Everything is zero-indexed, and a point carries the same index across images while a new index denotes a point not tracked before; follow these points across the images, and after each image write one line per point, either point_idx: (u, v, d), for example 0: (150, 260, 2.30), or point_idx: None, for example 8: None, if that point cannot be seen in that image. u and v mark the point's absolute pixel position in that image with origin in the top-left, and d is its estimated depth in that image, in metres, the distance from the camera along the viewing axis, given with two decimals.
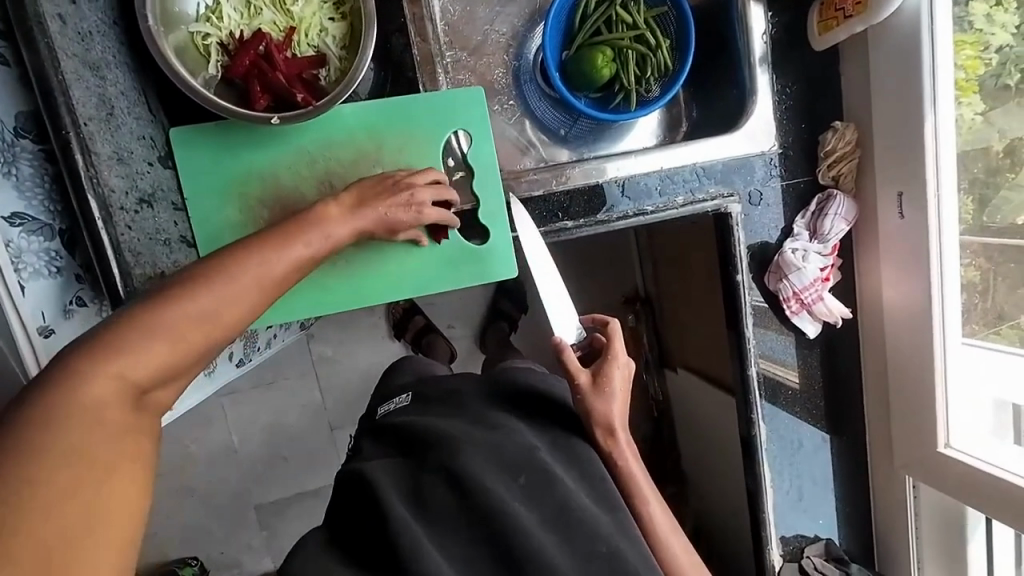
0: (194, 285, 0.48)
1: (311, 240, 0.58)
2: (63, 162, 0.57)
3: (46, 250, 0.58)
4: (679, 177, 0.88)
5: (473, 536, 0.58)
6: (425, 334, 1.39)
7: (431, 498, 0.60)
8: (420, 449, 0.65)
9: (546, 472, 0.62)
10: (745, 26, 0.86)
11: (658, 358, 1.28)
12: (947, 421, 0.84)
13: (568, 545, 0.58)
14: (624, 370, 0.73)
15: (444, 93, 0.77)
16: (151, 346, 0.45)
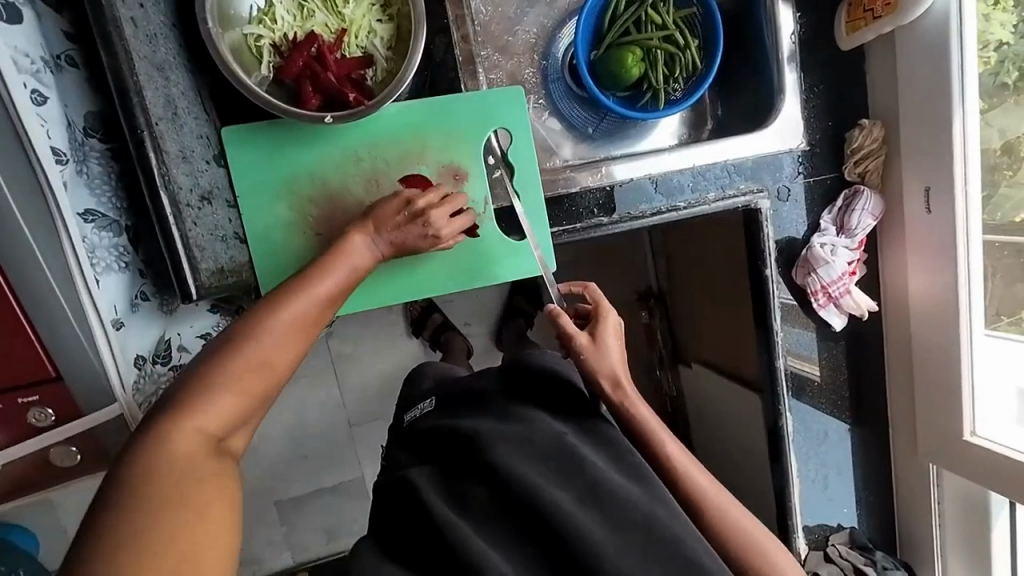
0: (239, 343, 0.51)
1: (335, 274, 0.60)
2: (138, 160, 0.60)
3: (115, 246, 0.60)
4: (711, 174, 0.90)
5: (516, 522, 0.60)
6: (444, 332, 1.42)
7: (469, 493, 0.62)
8: (455, 450, 0.67)
9: (575, 453, 0.64)
10: (774, 27, 0.89)
11: (671, 354, 1.27)
12: (974, 409, 0.86)
13: (607, 521, 0.59)
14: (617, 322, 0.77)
15: (485, 93, 0.79)
16: (213, 403, 0.48)
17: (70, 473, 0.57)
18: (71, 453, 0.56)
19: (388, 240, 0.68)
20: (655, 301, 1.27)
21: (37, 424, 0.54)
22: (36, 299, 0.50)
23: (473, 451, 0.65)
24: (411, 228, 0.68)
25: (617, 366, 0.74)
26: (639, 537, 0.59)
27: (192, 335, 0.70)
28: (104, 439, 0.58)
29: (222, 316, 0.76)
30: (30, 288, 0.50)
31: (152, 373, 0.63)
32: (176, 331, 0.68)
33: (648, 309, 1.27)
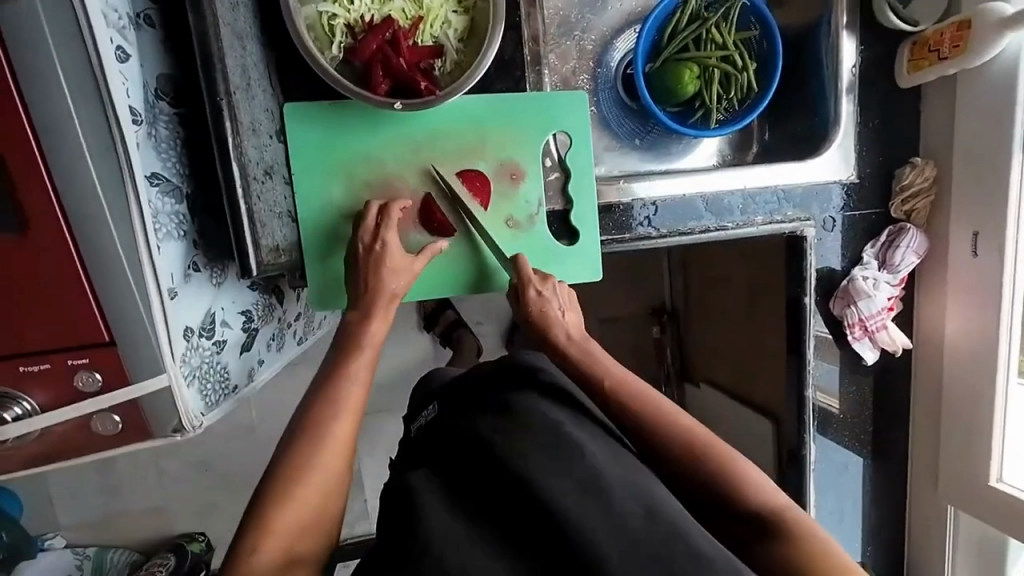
0: (303, 449, 0.58)
1: (366, 351, 0.66)
2: (215, 128, 0.56)
3: (176, 214, 0.58)
4: (760, 199, 0.90)
5: (503, 512, 0.54)
6: (455, 329, 1.39)
7: (462, 483, 0.58)
8: (448, 448, 0.63)
9: (572, 440, 0.58)
10: (836, 59, 0.90)
11: (680, 372, 1.30)
12: (1002, 455, 0.86)
13: (607, 516, 0.51)
14: (544, 289, 0.75)
15: (549, 94, 0.79)
16: (290, 515, 0.55)
17: (104, 439, 0.55)
18: (113, 422, 0.54)
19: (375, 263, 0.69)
20: (668, 318, 1.29)
21: (84, 389, 0.53)
22: (98, 257, 0.50)
23: (467, 440, 0.62)
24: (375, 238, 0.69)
25: (552, 330, 0.74)
26: (640, 534, 0.50)
27: (234, 310, 0.69)
28: (149, 415, 0.55)
29: (259, 293, 0.76)
30: (92, 245, 0.50)
31: (198, 346, 0.60)
32: (220, 307, 0.66)
33: (661, 325, 1.30)
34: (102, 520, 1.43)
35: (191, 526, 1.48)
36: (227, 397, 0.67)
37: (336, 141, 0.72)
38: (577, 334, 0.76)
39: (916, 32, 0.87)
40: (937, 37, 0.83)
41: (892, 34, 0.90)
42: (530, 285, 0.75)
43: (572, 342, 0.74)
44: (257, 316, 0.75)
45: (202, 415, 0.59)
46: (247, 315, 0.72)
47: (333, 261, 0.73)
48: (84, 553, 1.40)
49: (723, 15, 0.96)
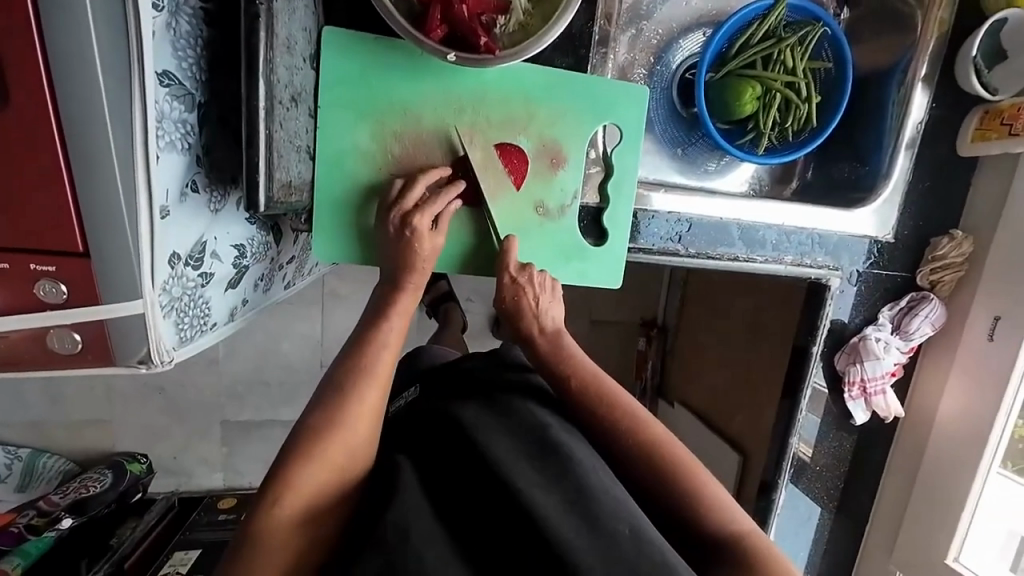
0: (329, 411, 0.55)
1: (395, 320, 0.63)
2: (247, 37, 0.49)
3: (183, 122, 0.51)
4: (795, 239, 0.87)
5: (483, 515, 0.51)
6: (443, 301, 1.30)
7: (441, 476, 0.54)
8: (432, 436, 0.59)
9: (559, 447, 0.54)
10: (903, 111, 0.86)
11: (656, 388, 1.42)
12: (965, 536, 0.87)
13: (592, 535, 0.47)
14: (520, 276, 0.70)
15: (609, 82, 0.73)
16: (308, 477, 0.52)
17: (56, 357, 0.49)
18: (72, 341, 0.48)
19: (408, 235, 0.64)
20: (657, 332, 1.41)
21: (46, 299, 0.47)
22: (86, 153, 0.44)
23: (449, 430, 0.58)
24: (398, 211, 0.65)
25: (522, 322, 0.69)
26: (627, 556, 0.46)
27: (227, 242, 0.62)
28: (115, 342, 0.49)
29: (257, 228, 0.69)
30: (82, 138, 0.43)
31: (183, 276, 0.54)
32: (213, 237, 0.59)
33: (647, 337, 1.42)
34: (40, 424, 1.36)
35: (133, 447, 1.42)
36: (204, 334, 0.61)
37: (375, 86, 0.66)
38: (551, 326, 0.70)
39: (990, 101, 0.84)
40: (1013, 111, 0.80)
41: (963, 99, 0.87)
42: (506, 272, 0.70)
43: (543, 335, 0.68)
44: (250, 253, 0.68)
45: (174, 351, 0.53)
46: (240, 250, 0.66)
47: (361, 220, 0.68)
48: (17, 453, 1.35)
49: (800, 38, 0.90)
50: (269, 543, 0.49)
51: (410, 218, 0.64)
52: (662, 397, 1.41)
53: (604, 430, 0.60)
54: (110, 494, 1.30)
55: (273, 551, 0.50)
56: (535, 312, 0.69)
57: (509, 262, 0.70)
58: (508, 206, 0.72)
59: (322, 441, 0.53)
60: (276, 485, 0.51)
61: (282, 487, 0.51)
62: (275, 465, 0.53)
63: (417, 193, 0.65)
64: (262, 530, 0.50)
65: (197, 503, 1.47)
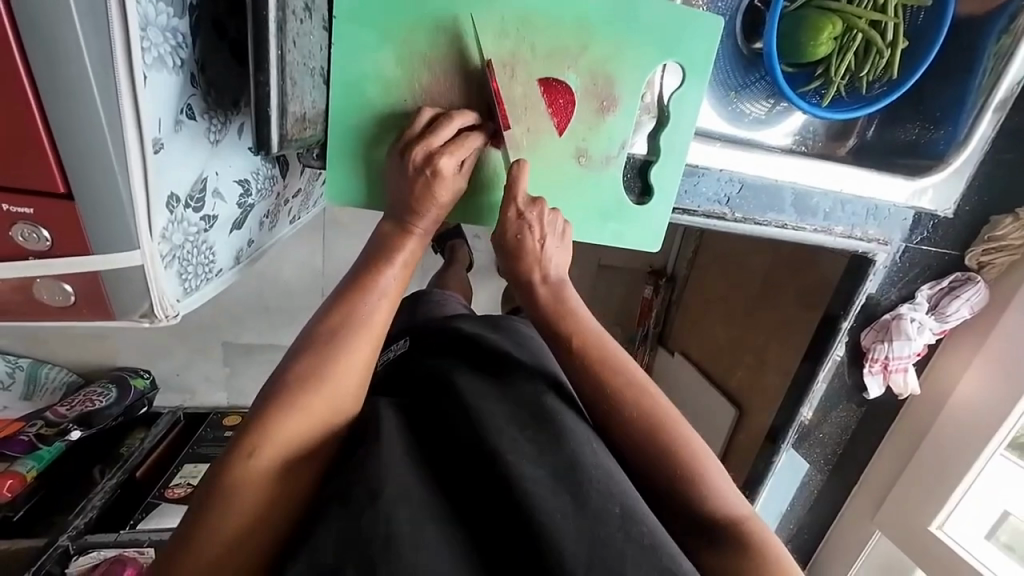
0: (316, 361, 0.48)
1: (395, 270, 0.55)
2: None
3: (173, 31, 0.41)
4: (849, 208, 0.80)
5: (472, 489, 0.43)
6: (452, 238, 1.23)
7: (423, 442, 0.46)
8: (428, 397, 0.51)
9: (552, 418, 0.47)
10: (999, 67, 0.76)
11: (657, 335, 1.41)
12: (953, 509, 0.90)
13: (579, 515, 0.40)
14: (528, 217, 0.59)
15: (678, 9, 0.62)
16: (287, 426, 0.45)
17: (38, 305, 0.43)
18: (64, 293, 0.42)
19: (424, 176, 0.55)
20: (665, 281, 1.37)
21: (27, 246, 0.40)
22: (51, 67, 0.35)
23: (441, 396, 0.50)
24: (417, 146, 0.54)
25: (523, 269, 0.60)
26: (614, 540, 0.39)
27: (229, 178, 0.55)
28: (111, 295, 0.43)
29: (262, 160, 0.61)
30: (44, 48, 0.34)
31: (183, 221, 0.47)
32: (213, 172, 0.51)
33: (655, 286, 1.37)
34: (37, 334, 1.33)
35: (136, 363, 1.42)
36: (210, 281, 0.55)
37: None
38: (554, 274, 0.61)
39: None
40: None
41: None
42: (510, 209, 0.59)
43: (545, 283, 0.60)
44: (255, 190, 0.61)
45: (179, 303, 0.48)
46: (244, 187, 0.58)
47: (374, 153, 0.59)
48: (18, 363, 1.33)
49: None
50: (248, 497, 0.42)
51: (435, 157, 0.54)
52: (662, 345, 1.41)
53: (612, 412, 0.52)
54: (115, 409, 1.29)
55: (242, 505, 0.42)
56: (540, 261, 0.60)
57: (516, 190, 0.58)
58: (547, 152, 0.63)
59: (302, 389, 0.46)
60: (256, 428, 0.44)
61: (261, 430, 0.44)
62: (251, 413, 0.46)
63: (446, 131, 0.55)
64: (231, 481, 0.42)
65: (203, 419, 1.49)
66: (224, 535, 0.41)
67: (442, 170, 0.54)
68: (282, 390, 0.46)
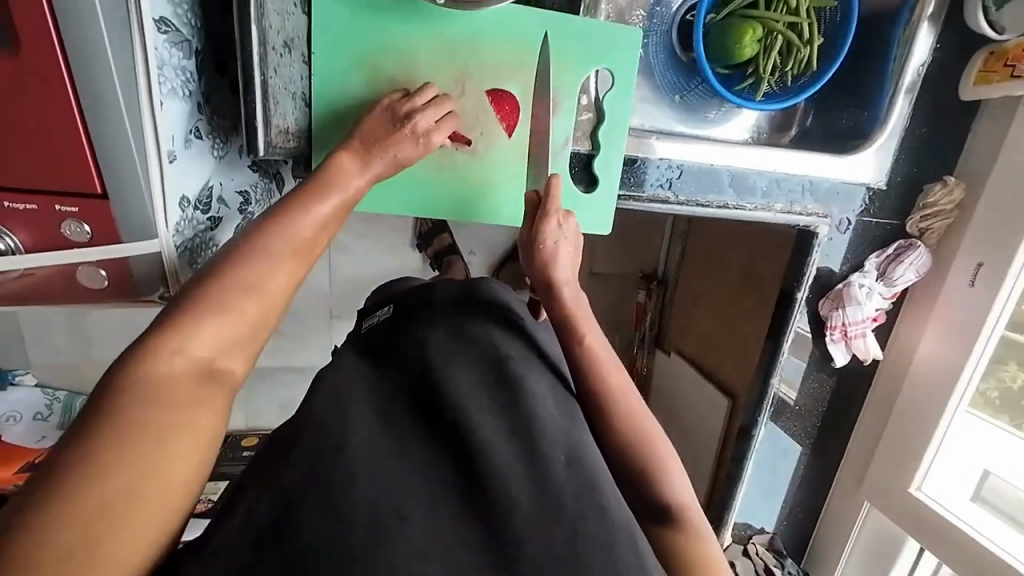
0: (242, 266, 0.47)
1: (334, 202, 0.56)
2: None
3: (182, 69, 0.54)
4: (786, 185, 0.88)
5: (436, 441, 0.47)
6: (447, 255, 1.14)
7: (406, 401, 0.51)
8: (406, 364, 0.55)
9: (514, 380, 0.52)
10: (906, 50, 0.84)
11: (654, 338, 1.29)
12: (928, 469, 0.93)
13: (528, 466, 0.45)
14: (567, 222, 0.68)
15: (602, 25, 0.73)
16: (210, 327, 0.44)
17: (77, 290, 0.55)
18: (99, 277, 0.53)
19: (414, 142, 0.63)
20: (656, 284, 1.27)
21: (72, 239, 0.51)
22: (94, 97, 0.46)
23: (420, 362, 0.54)
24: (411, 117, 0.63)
25: (554, 269, 0.67)
26: (558, 485, 0.44)
27: (232, 188, 0.66)
28: (134, 276, 0.54)
29: (259, 176, 0.72)
30: (88, 84, 0.45)
31: (193, 220, 0.58)
32: (218, 182, 0.63)
33: (647, 290, 1.27)
34: None
35: None
36: None
37: (372, 29, 0.66)
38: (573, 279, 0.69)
39: (997, 41, 0.83)
40: (1018, 51, 0.79)
41: (967, 40, 0.86)
42: (554, 215, 0.68)
43: (568, 285, 0.67)
44: (255, 200, 0.72)
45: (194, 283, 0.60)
46: (245, 196, 0.69)
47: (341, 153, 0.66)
48: (54, 394, 1.12)
49: None
50: (150, 406, 0.40)
51: (432, 133, 0.64)
52: (659, 347, 1.29)
53: (602, 411, 0.60)
54: None
55: (176, 448, 0.40)
56: (569, 264, 0.69)
57: (552, 205, 0.68)
58: (501, 151, 0.74)
59: (226, 289, 0.46)
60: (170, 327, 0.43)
61: (179, 333, 0.43)
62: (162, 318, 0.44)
63: (439, 113, 0.65)
64: (134, 387, 0.40)
65: None
66: (162, 487, 0.39)
67: (432, 140, 0.64)
68: (205, 291, 0.45)
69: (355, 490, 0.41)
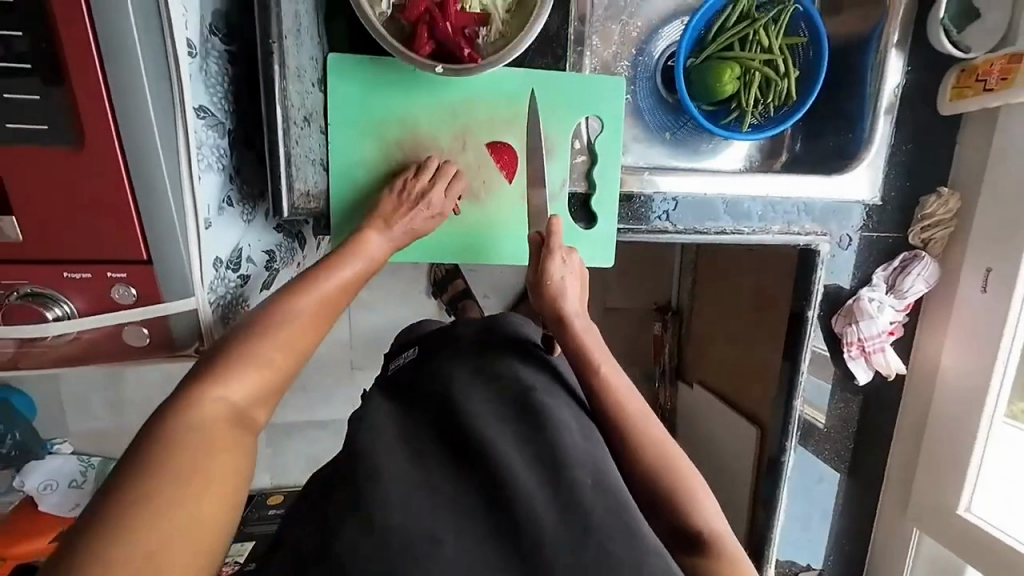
0: (272, 325, 0.55)
1: (357, 262, 0.65)
2: (264, 66, 0.64)
3: (217, 147, 0.61)
4: (781, 208, 0.91)
5: (466, 473, 0.48)
6: (463, 299, 1.18)
7: (430, 438, 0.52)
8: (434, 402, 0.57)
9: (538, 408, 0.54)
10: (880, 75, 0.89)
11: (674, 370, 1.28)
12: (975, 488, 0.90)
13: (556, 491, 0.46)
14: (570, 258, 0.70)
15: (586, 77, 0.79)
16: (242, 377, 0.51)
17: (122, 348, 0.60)
18: (142, 334, 0.58)
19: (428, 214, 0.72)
20: (672, 315, 1.27)
21: (121, 301, 0.57)
22: (143, 176, 0.53)
23: (446, 399, 0.56)
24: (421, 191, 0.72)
25: (562, 303, 0.69)
26: (586, 508, 0.45)
27: (259, 249, 0.72)
28: (173, 330, 0.59)
29: (283, 236, 0.79)
30: (139, 165, 0.52)
31: (224, 278, 0.64)
32: (247, 244, 0.69)
33: (663, 322, 1.28)
34: None
35: None
36: None
37: (379, 100, 0.74)
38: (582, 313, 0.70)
39: (966, 59, 0.87)
40: (987, 67, 0.83)
41: (938, 61, 0.90)
42: (557, 253, 0.69)
43: (578, 317, 0.69)
44: (279, 258, 0.78)
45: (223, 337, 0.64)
46: (270, 255, 0.75)
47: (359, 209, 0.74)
48: (89, 461, 1.16)
49: (773, 17, 0.92)
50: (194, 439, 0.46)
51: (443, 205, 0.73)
52: (681, 379, 1.27)
53: (626, 439, 0.61)
54: None
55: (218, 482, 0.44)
56: (578, 298, 0.70)
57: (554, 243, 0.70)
58: (503, 196, 0.79)
59: (258, 344, 0.53)
60: (209, 377, 0.50)
61: (216, 379, 0.50)
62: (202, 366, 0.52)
63: (445, 182, 0.73)
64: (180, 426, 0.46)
65: None
66: (197, 538, 0.41)
67: (444, 212, 0.73)
68: (241, 347, 0.53)
69: (391, 513, 0.44)
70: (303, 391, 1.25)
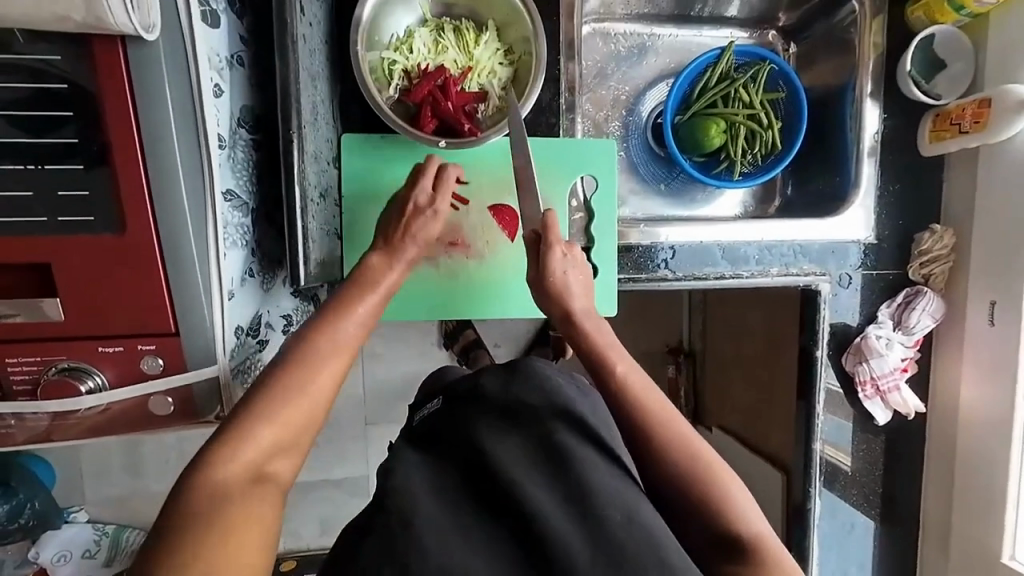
0: (289, 374, 0.57)
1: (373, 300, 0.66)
2: (284, 155, 0.68)
3: (241, 225, 0.67)
4: (777, 251, 0.94)
5: (502, 520, 0.51)
6: (475, 348, 1.20)
7: (446, 493, 0.53)
8: (462, 441, 0.57)
9: (563, 452, 0.54)
10: (858, 122, 0.94)
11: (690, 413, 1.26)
12: (1016, 534, 0.86)
13: (589, 530, 0.49)
14: (570, 251, 0.74)
15: (579, 141, 0.85)
16: (265, 434, 0.54)
17: (146, 417, 0.63)
18: (166, 404, 0.62)
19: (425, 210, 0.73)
20: (684, 357, 1.26)
21: (147, 371, 0.60)
22: (175, 258, 0.58)
23: (471, 445, 0.56)
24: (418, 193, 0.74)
25: (568, 300, 0.73)
26: (620, 546, 0.48)
27: (277, 313, 0.77)
28: (195, 400, 0.63)
29: (300, 300, 0.84)
30: (172, 249, 0.58)
31: (245, 345, 0.68)
32: (266, 310, 0.74)
33: (676, 364, 1.27)
34: None
35: None
36: None
37: (387, 173, 0.81)
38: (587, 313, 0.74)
39: (939, 105, 0.92)
40: (959, 111, 0.88)
41: (914, 107, 0.95)
42: (556, 247, 0.73)
43: (584, 317, 0.73)
44: (296, 322, 0.82)
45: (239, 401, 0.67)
46: (288, 318, 0.80)
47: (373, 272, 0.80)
48: (103, 528, 1.17)
49: (752, 76, 0.99)
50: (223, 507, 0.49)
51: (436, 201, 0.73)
52: (698, 423, 1.25)
53: (655, 448, 0.61)
54: None
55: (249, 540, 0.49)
56: (580, 293, 0.74)
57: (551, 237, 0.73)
58: (506, 253, 0.83)
59: (276, 391, 0.56)
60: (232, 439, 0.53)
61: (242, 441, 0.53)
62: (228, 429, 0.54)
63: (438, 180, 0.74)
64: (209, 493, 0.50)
65: None
66: None
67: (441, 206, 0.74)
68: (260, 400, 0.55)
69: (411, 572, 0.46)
70: (318, 450, 1.26)
